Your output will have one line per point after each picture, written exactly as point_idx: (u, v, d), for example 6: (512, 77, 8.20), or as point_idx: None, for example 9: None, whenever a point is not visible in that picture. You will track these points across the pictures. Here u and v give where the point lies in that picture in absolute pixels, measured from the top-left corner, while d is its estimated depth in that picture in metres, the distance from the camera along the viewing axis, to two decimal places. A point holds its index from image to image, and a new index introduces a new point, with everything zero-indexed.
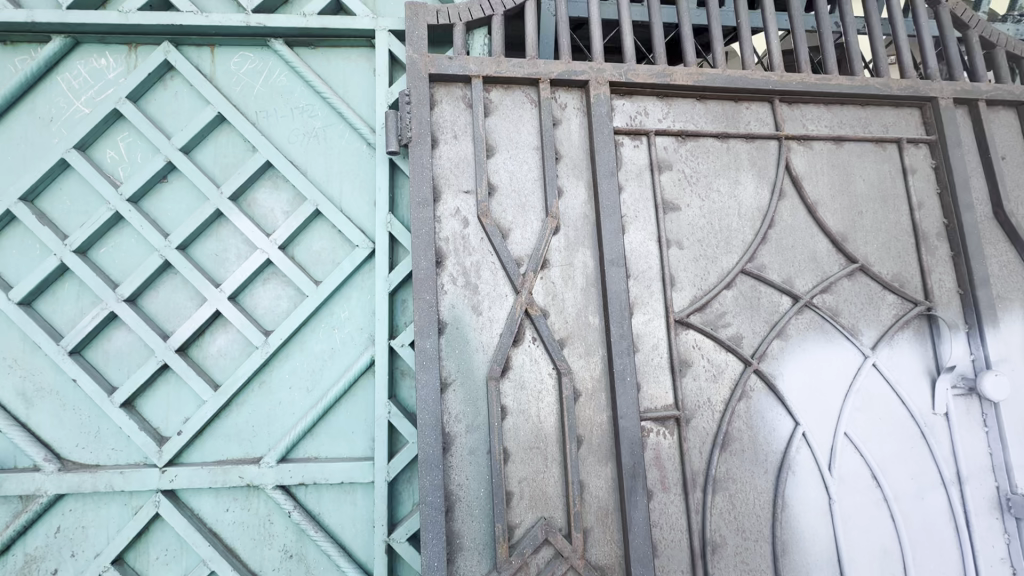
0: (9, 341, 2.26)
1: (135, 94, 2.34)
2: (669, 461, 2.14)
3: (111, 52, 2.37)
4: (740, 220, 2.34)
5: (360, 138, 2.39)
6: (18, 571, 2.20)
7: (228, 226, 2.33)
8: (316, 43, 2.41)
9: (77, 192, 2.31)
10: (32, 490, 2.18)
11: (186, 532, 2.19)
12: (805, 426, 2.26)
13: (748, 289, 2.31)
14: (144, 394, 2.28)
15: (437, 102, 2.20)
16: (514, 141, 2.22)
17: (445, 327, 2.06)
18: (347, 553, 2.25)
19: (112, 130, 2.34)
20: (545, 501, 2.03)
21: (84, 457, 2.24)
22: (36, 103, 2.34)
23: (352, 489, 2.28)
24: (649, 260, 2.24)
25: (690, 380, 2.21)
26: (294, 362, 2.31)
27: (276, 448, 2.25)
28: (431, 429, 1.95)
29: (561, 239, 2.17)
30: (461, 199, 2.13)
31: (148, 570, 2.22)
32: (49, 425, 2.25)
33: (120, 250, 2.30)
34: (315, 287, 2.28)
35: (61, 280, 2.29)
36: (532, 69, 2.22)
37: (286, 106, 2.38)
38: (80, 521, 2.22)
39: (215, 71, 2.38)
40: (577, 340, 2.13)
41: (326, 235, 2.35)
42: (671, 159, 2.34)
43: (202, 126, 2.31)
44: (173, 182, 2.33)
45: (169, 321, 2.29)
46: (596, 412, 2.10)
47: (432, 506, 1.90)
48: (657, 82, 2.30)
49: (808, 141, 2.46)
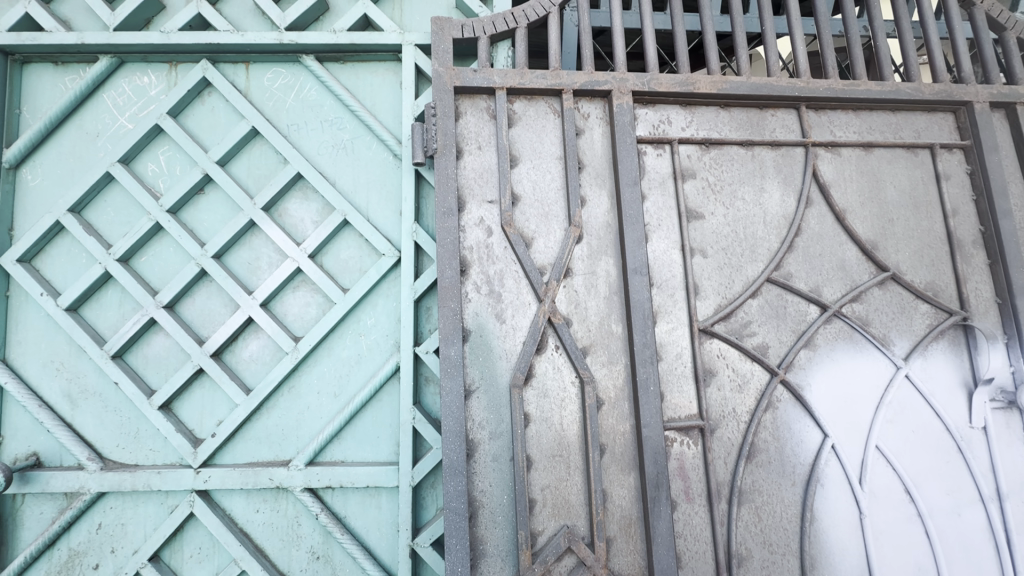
0: (57, 345, 2.38)
1: (175, 110, 2.45)
2: (692, 472, 2.12)
3: (153, 70, 2.49)
4: (765, 228, 2.31)
5: (387, 150, 2.45)
6: (63, 565, 2.30)
7: (261, 235, 2.42)
8: (345, 58, 2.49)
9: (121, 204, 2.43)
10: (76, 487, 2.28)
11: (218, 532, 2.26)
12: (834, 438, 2.21)
13: (774, 298, 2.28)
14: (180, 397, 2.37)
15: (462, 113, 2.24)
16: (538, 151, 2.24)
17: (469, 334, 2.09)
18: (371, 556, 2.29)
19: (154, 144, 2.45)
20: (568, 509, 2.04)
21: (124, 457, 2.34)
22: (84, 119, 2.47)
23: (377, 492, 2.33)
24: (672, 269, 2.23)
25: (714, 390, 2.19)
26: (322, 368, 2.37)
27: (304, 452, 2.31)
28: (455, 436, 1.97)
29: (583, 248, 2.19)
30: (485, 208, 2.17)
31: (183, 568, 2.31)
32: (92, 426, 2.36)
33: (160, 258, 2.40)
34: (342, 294, 2.35)
35: (105, 287, 2.41)
36: (555, 80, 2.25)
37: (316, 120, 2.46)
38: (120, 518, 2.31)
39: (249, 86, 2.48)
40: (600, 349, 2.13)
41: (353, 244, 2.42)
42: (695, 167, 2.33)
43: (237, 139, 2.40)
44: (210, 193, 2.42)
45: (204, 327, 2.38)
46: (618, 421, 2.10)
47: (456, 512, 1.93)
48: (681, 90, 2.29)
49: (836, 147, 2.42)
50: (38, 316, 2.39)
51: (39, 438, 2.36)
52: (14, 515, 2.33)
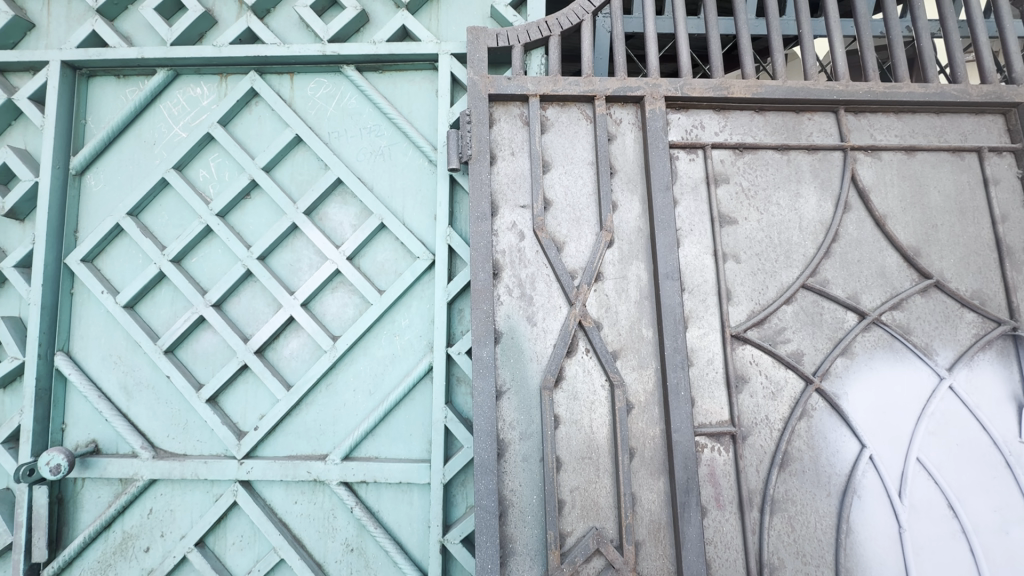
0: (115, 340, 2.55)
1: (225, 119, 2.58)
2: (723, 478, 2.10)
3: (205, 81, 2.63)
4: (801, 234, 2.28)
5: (422, 156, 2.53)
6: (117, 546, 2.46)
7: (302, 238, 2.53)
8: (384, 68, 2.58)
9: (174, 208, 2.58)
10: (130, 474, 2.43)
11: (260, 521, 2.37)
12: (872, 449, 2.16)
13: (809, 305, 2.25)
14: (226, 391, 2.49)
15: (495, 120, 2.29)
16: (570, 157, 2.27)
17: (501, 336, 2.13)
18: (403, 551, 2.36)
19: (205, 152, 2.60)
20: (596, 511, 2.05)
21: (173, 447, 2.48)
22: (142, 128, 2.64)
23: (409, 489, 2.39)
24: (704, 274, 2.23)
25: (747, 397, 2.17)
26: (358, 366, 2.46)
27: (340, 447, 2.40)
28: (486, 435, 2.01)
29: (615, 253, 2.21)
30: (517, 213, 2.21)
31: (226, 554, 2.43)
32: (145, 416, 2.51)
33: (209, 259, 2.54)
34: (378, 295, 2.43)
35: (159, 286, 2.56)
36: (588, 86, 2.27)
37: (355, 127, 2.56)
38: (169, 505, 2.45)
39: (293, 96, 2.60)
40: (631, 353, 2.15)
41: (389, 247, 2.50)
42: (728, 173, 2.32)
43: (282, 147, 2.51)
44: (255, 198, 2.55)
45: (249, 325, 2.51)
46: (648, 425, 2.10)
47: (486, 509, 1.97)
48: (715, 95, 2.28)
49: (876, 151, 2.37)
50: (99, 312, 2.56)
51: (98, 427, 2.53)
52: (74, 498, 2.50)
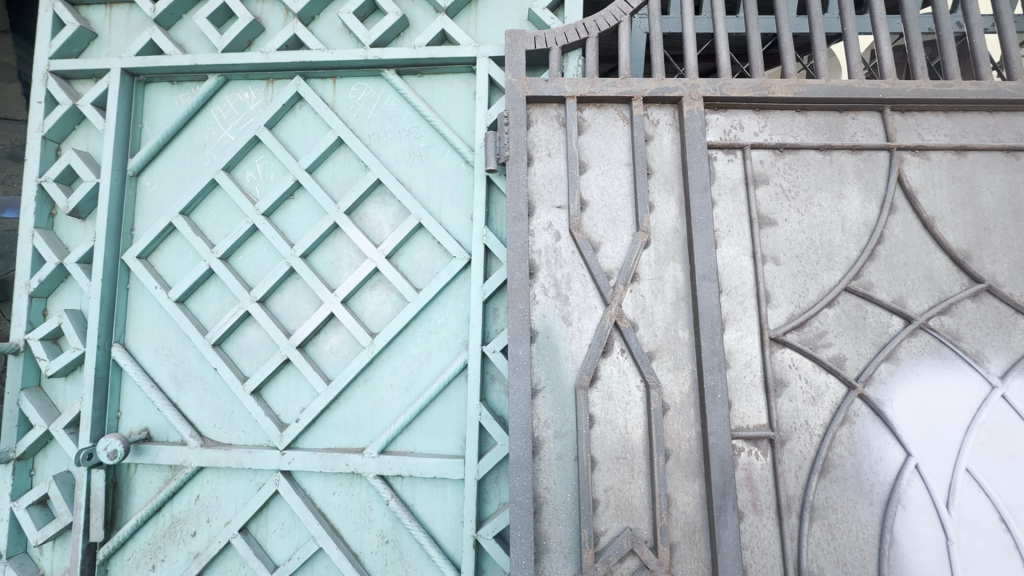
0: (167, 333, 2.68)
1: (271, 122, 2.68)
2: (761, 483, 2.08)
3: (253, 86, 2.74)
4: (844, 236, 2.23)
5: (459, 157, 2.57)
6: (167, 529, 2.58)
7: (343, 237, 2.61)
8: (423, 71, 2.64)
9: (223, 208, 2.70)
10: (179, 462, 2.54)
11: (300, 510, 2.45)
12: (917, 458, 2.09)
13: (852, 309, 2.20)
14: (269, 384, 2.59)
15: (532, 121, 2.31)
16: (607, 158, 2.28)
17: (536, 335, 2.15)
18: (437, 545, 2.41)
19: (252, 154, 2.70)
20: (631, 512, 2.06)
21: (219, 437, 2.59)
22: (194, 131, 2.76)
23: (443, 483, 2.44)
24: (742, 276, 2.20)
25: (786, 401, 2.14)
26: (395, 362, 2.52)
27: (377, 441, 2.46)
28: (522, 433, 2.04)
29: (651, 254, 2.20)
30: (554, 214, 2.23)
31: (267, 541, 2.52)
32: (194, 406, 2.63)
33: (255, 257, 2.65)
34: (415, 293, 2.48)
35: (207, 282, 2.68)
36: (625, 87, 2.27)
37: (395, 129, 2.63)
38: (215, 492, 2.56)
39: (336, 99, 2.68)
40: (666, 354, 2.14)
41: (426, 247, 2.56)
42: (768, 173, 2.29)
43: (324, 148, 2.60)
44: (299, 198, 2.64)
45: (291, 320, 2.60)
46: (684, 427, 2.09)
47: (521, 505, 1.99)
48: (755, 95, 2.25)
49: (924, 151, 2.30)
50: (152, 307, 2.70)
51: (150, 416, 2.66)
52: (128, 482, 2.64)
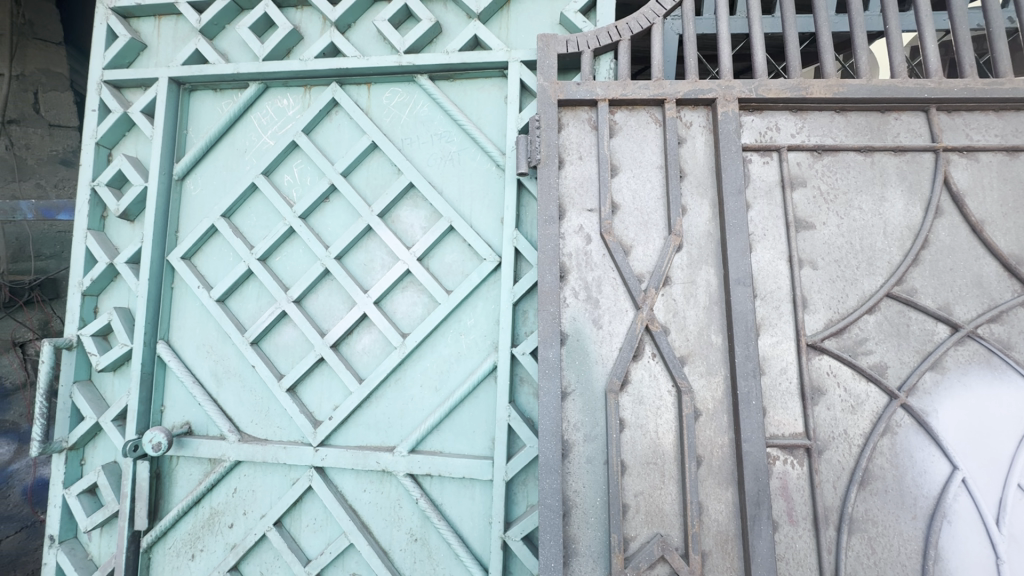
0: (208, 331, 2.78)
1: (308, 127, 2.76)
2: (797, 493, 2.03)
3: (291, 93, 2.83)
4: (886, 240, 2.17)
5: (490, 160, 2.60)
6: (205, 521, 2.68)
7: (376, 239, 2.66)
8: (455, 76, 2.68)
9: (262, 210, 2.79)
10: (219, 455, 2.64)
11: (332, 506, 2.51)
12: (965, 472, 2.01)
13: (895, 315, 2.13)
14: (304, 381, 2.66)
15: (564, 124, 2.30)
16: (639, 160, 2.26)
17: (566, 338, 2.14)
18: (465, 544, 2.43)
19: (290, 159, 2.79)
20: (661, 518, 2.04)
21: (256, 432, 2.68)
22: (235, 137, 2.87)
23: (471, 484, 2.46)
24: (778, 280, 2.15)
25: (823, 409, 2.08)
26: (425, 363, 2.56)
27: (407, 440, 2.50)
28: (551, 435, 2.03)
29: (683, 257, 2.18)
30: (585, 217, 2.22)
31: (301, 535, 2.59)
32: (233, 402, 2.72)
33: (291, 258, 2.73)
34: (445, 295, 2.52)
35: (246, 282, 2.77)
36: (658, 90, 2.25)
37: (427, 134, 2.67)
38: (251, 485, 2.65)
39: (370, 105, 2.74)
40: (698, 359, 2.12)
41: (457, 249, 2.59)
42: (805, 176, 2.23)
43: (359, 153, 2.66)
44: (333, 201, 2.71)
45: (325, 320, 2.67)
46: (716, 433, 2.07)
47: (550, 508, 1.99)
48: (793, 96, 2.19)
49: (972, 152, 2.21)
50: (194, 305, 2.81)
51: (192, 410, 2.77)
52: (170, 474, 2.75)
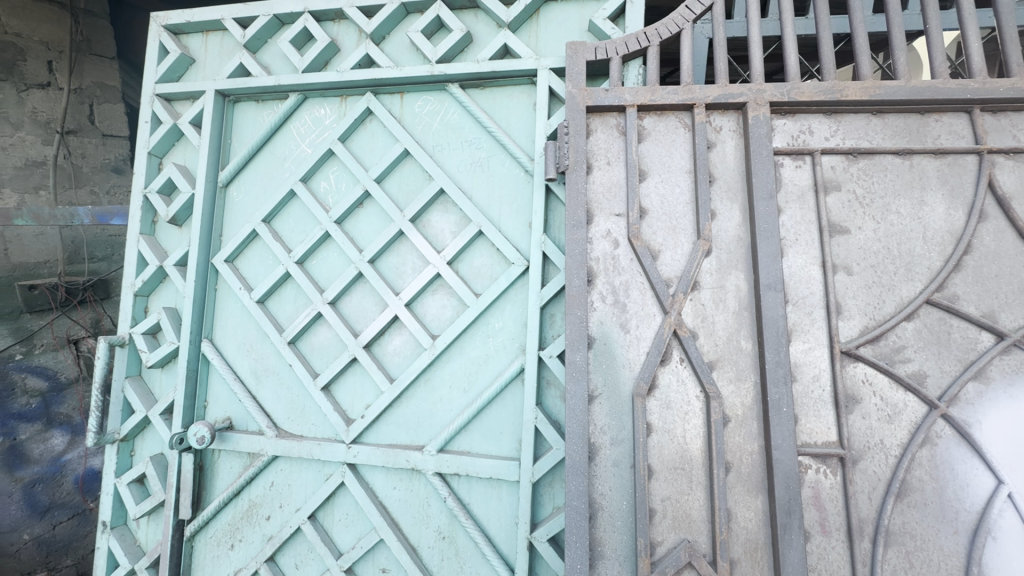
0: (249, 331, 2.91)
1: (344, 136, 2.87)
2: (830, 503, 1.99)
3: (328, 103, 2.94)
4: (925, 245, 2.11)
5: (519, 166, 2.64)
6: (244, 512, 2.80)
7: (407, 243, 2.74)
8: (485, 84, 2.73)
9: (299, 215, 2.91)
10: (257, 450, 2.76)
11: (363, 502, 2.59)
12: (1012, 486, 1.93)
13: (935, 323, 2.07)
14: (338, 380, 2.76)
15: (592, 130, 2.31)
16: (667, 165, 2.25)
17: (593, 342, 2.16)
18: (491, 544, 2.47)
19: (326, 166, 2.90)
20: (689, 523, 2.03)
21: (293, 428, 2.79)
22: (275, 145, 3.00)
23: (499, 485, 2.50)
24: (810, 286, 2.12)
25: (858, 418, 2.04)
26: (454, 364, 2.62)
27: (436, 439, 2.56)
28: (578, 438, 2.05)
29: (712, 262, 2.17)
30: (613, 221, 2.23)
31: (333, 529, 2.69)
32: (271, 399, 2.84)
33: (327, 261, 2.83)
34: (475, 298, 2.57)
35: (284, 284, 2.89)
36: (687, 95, 2.24)
37: (457, 140, 2.74)
38: (287, 479, 2.76)
39: (403, 113, 2.83)
40: (727, 364, 2.10)
41: (486, 253, 2.64)
42: (839, 179, 2.19)
43: (392, 160, 2.75)
44: (367, 207, 2.81)
45: (358, 321, 2.76)
46: (746, 440, 2.05)
47: (576, 510, 2.01)
48: (827, 99, 2.15)
49: (1018, 154, 2.13)
50: (236, 306, 2.95)
51: (233, 407, 2.90)
52: (212, 467, 2.88)
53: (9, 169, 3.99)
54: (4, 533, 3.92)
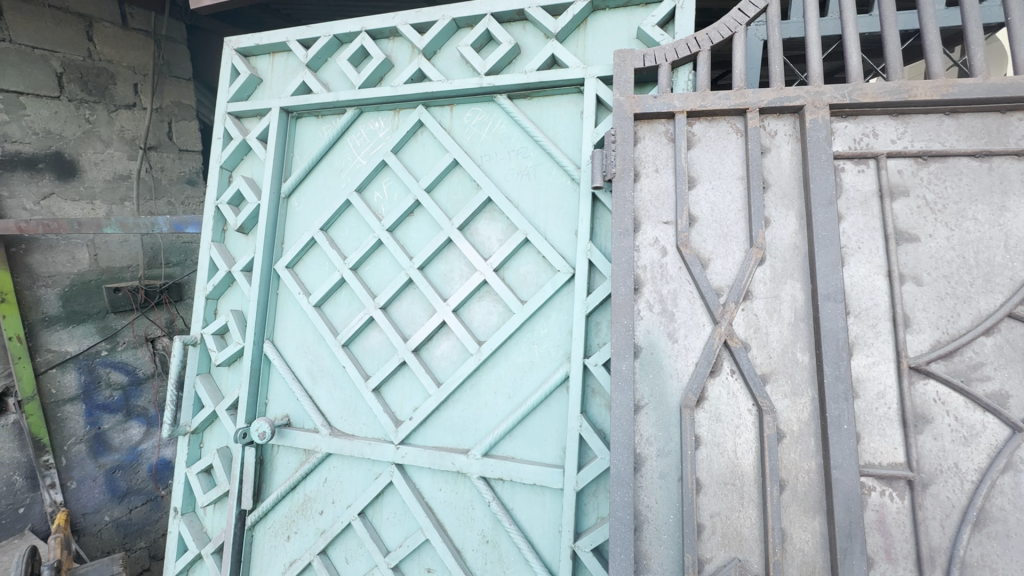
0: (307, 333, 3.08)
1: (397, 147, 2.99)
2: (896, 528, 1.87)
3: (382, 116, 3.07)
4: (1006, 254, 1.95)
5: (565, 174, 2.66)
6: (299, 505, 2.95)
7: (455, 250, 2.81)
8: (532, 94, 2.77)
9: (354, 224, 3.05)
10: (312, 447, 2.90)
11: (411, 502, 2.67)
12: None
13: (1018, 338, 1.91)
14: (388, 383, 2.86)
15: (640, 138, 2.29)
16: (718, 171, 2.20)
17: (640, 351, 2.13)
18: (534, 550, 2.48)
19: (380, 177, 3.03)
20: (739, 542, 1.96)
21: (345, 427, 2.91)
22: (333, 158, 3.16)
23: (542, 491, 2.51)
24: (874, 297, 2.00)
25: (929, 439, 1.91)
26: (499, 370, 2.66)
27: (481, 443, 2.60)
28: (624, 448, 2.03)
29: (766, 271, 2.09)
30: (660, 229, 2.20)
31: (382, 526, 2.78)
32: (326, 399, 2.99)
33: (379, 268, 2.95)
34: (520, 305, 2.61)
35: (339, 289, 3.03)
36: (739, 99, 2.17)
37: (505, 150, 2.79)
38: (339, 476, 2.88)
39: (453, 124, 2.91)
40: (782, 378, 2.02)
41: (532, 260, 2.67)
42: (907, 184, 2.06)
43: (442, 170, 2.84)
44: (417, 215, 2.91)
45: (408, 326, 2.86)
46: (802, 457, 1.96)
47: (621, 521, 1.98)
48: (893, 99, 2.03)
49: None
50: (295, 309, 3.13)
51: (291, 405, 3.07)
52: (271, 461, 3.05)
53: (100, 182, 4.39)
54: (89, 514, 4.31)
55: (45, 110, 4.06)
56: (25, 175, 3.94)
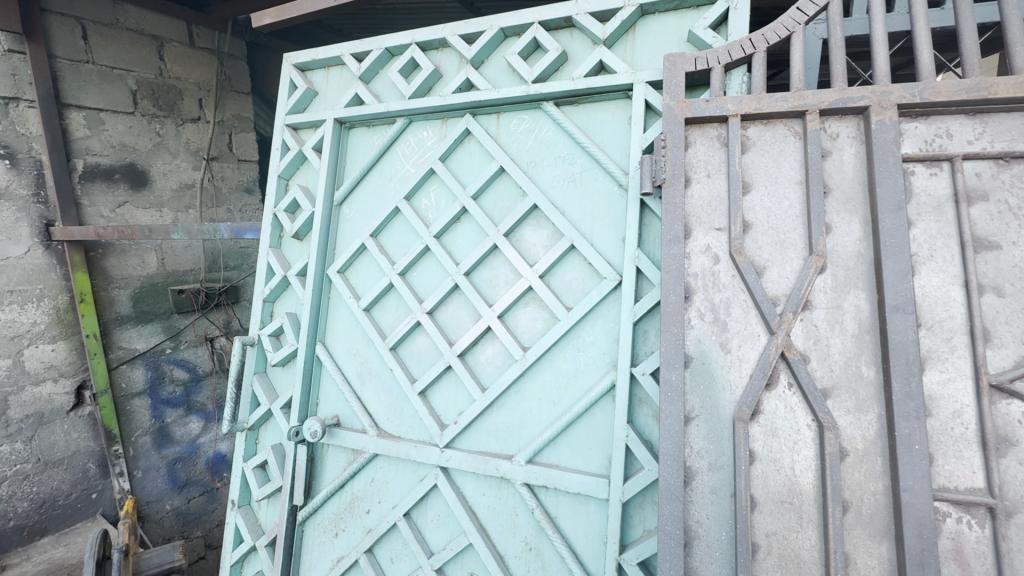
0: (356, 336, 3.18)
1: (444, 155, 3.06)
2: (974, 558, 1.75)
3: (430, 125, 3.14)
4: None
5: (613, 180, 2.63)
6: (347, 504, 3.04)
7: (500, 257, 2.83)
8: (579, 100, 2.77)
9: (402, 230, 3.13)
10: (360, 447, 2.98)
11: (455, 506, 2.70)
12: None
13: None
14: (433, 386, 2.91)
15: (691, 142, 2.24)
16: (774, 176, 2.12)
17: (690, 361, 2.08)
18: (578, 560, 2.45)
19: (427, 184, 3.10)
20: (798, 564, 1.87)
21: (392, 429, 2.98)
22: (383, 166, 3.26)
23: (587, 501, 2.48)
24: (950, 308, 1.87)
25: (1013, 463, 1.77)
26: (543, 376, 2.66)
27: (525, 450, 2.60)
28: (673, 461, 1.98)
29: (827, 280, 1.99)
30: (712, 236, 2.14)
31: (426, 528, 2.82)
32: (373, 400, 3.07)
33: (426, 273, 3.02)
34: (566, 312, 2.60)
35: (387, 294, 3.12)
36: (798, 101, 2.09)
37: (551, 156, 2.80)
38: (386, 477, 2.95)
39: (499, 132, 2.95)
40: (845, 393, 1.92)
41: (577, 267, 2.66)
42: (987, 188, 1.92)
43: (488, 177, 2.88)
44: (464, 222, 2.95)
45: (454, 331, 2.90)
46: (867, 478, 1.85)
47: (670, 535, 1.94)
48: (970, 98, 1.90)
49: None
50: (346, 313, 3.24)
51: (340, 406, 3.17)
52: (321, 459, 3.16)
53: (168, 191, 4.71)
54: (152, 501, 4.60)
55: (121, 125, 4.39)
56: (104, 185, 4.27)
